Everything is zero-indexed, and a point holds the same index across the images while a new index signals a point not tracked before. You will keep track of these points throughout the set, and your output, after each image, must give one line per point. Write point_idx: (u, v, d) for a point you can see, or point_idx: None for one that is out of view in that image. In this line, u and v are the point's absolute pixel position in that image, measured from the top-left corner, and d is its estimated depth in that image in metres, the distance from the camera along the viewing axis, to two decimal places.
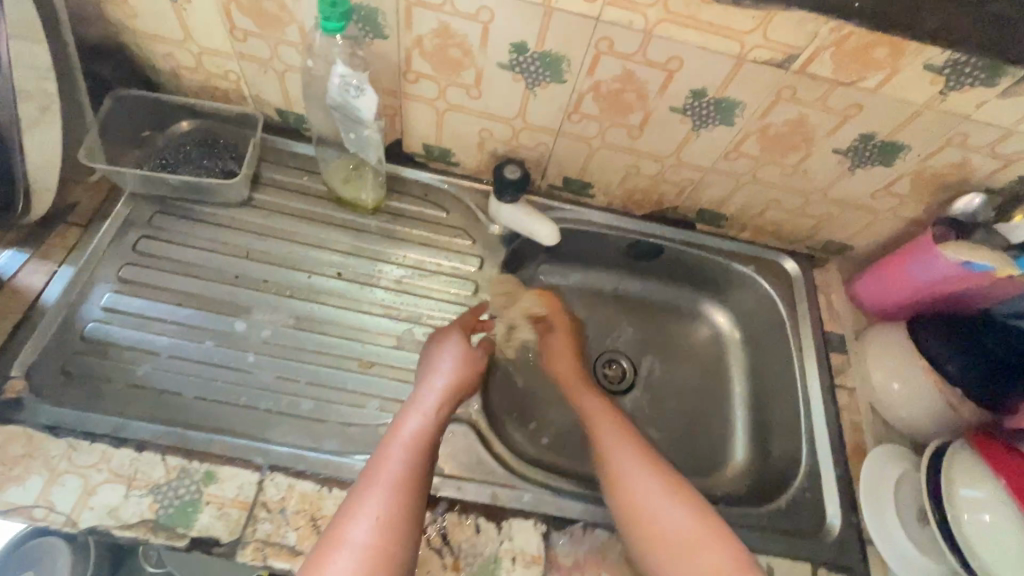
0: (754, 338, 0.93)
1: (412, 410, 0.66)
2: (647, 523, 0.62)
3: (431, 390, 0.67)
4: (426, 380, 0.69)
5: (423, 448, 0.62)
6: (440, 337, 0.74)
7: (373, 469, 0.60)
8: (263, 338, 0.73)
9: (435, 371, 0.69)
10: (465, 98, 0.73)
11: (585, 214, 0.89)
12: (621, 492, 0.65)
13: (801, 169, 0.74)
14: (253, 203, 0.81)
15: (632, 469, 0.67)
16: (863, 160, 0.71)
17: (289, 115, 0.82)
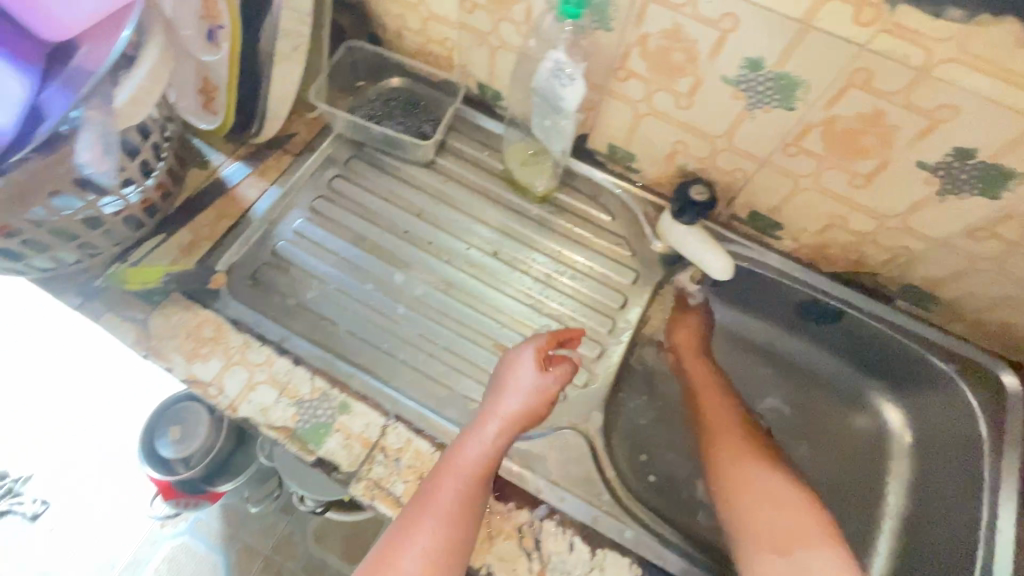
0: (929, 447, 0.79)
1: (470, 439, 0.60)
2: (755, 517, 0.63)
3: (489, 421, 0.61)
4: (488, 407, 0.63)
5: (480, 482, 0.58)
6: (510, 360, 0.66)
7: (428, 496, 0.56)
8: (416, 294, 0.77)
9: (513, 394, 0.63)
10: (671, 105, 0.68)
11: (764, 255, 0.80)
12: (739, 474, 0.67)
13: None
14: (436, 166, 0.85)
15: (744, 454, 0.69)
16: None
17: (487, 90, 0.84)
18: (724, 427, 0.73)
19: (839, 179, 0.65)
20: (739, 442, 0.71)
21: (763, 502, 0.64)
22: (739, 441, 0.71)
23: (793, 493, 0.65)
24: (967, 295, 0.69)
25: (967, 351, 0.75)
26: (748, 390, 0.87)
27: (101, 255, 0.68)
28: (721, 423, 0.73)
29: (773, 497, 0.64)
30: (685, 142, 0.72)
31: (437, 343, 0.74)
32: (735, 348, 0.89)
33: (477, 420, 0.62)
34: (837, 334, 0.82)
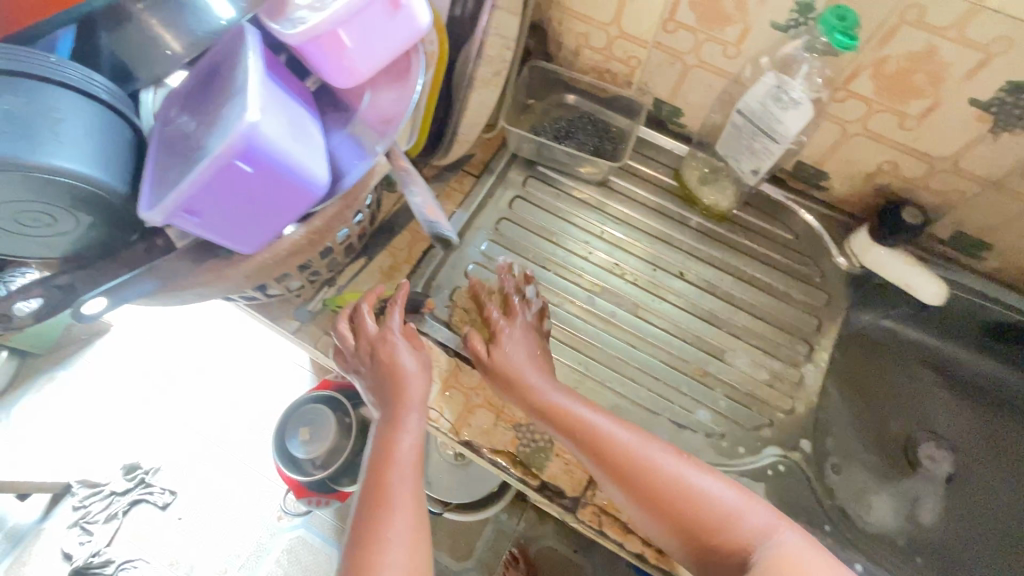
0: None
1: (389, 436, 0.59)
2: (662, 491, 0.53)
3: (412, 411, 0.60)
4: (400, 392, 0.61)
5: (411, 477, 0.57)
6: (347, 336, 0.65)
7: (383, 493, 0.55)
8: (605, 316, 0.77)
9: (400, 355, 0.63)
10: (894, 126, 0.66)
11: (966, 278, 0.76)
12: (672, 507, 0.53)
13: None
14: (608, 185, 0.85)
15: (664, 467, 0.55)
16: None
17: (664, 107, 0.83)
18: (613, 449, 0.56)
19: None
20: (649, 455, 0.55)
21: (759, 525, 0.51)
22: (649, 460, 0.55)
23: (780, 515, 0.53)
24: None
25: None
26: (928, 413, 0.82)
27: (319, 280, 0.70)
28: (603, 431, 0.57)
29: (752, 523, 0.51)
30: (897, 162, 0.70)
31: (632, 365, 0.74)
32: (922, 372, 0.83)
33: (391, 403, 0.61)
34: None
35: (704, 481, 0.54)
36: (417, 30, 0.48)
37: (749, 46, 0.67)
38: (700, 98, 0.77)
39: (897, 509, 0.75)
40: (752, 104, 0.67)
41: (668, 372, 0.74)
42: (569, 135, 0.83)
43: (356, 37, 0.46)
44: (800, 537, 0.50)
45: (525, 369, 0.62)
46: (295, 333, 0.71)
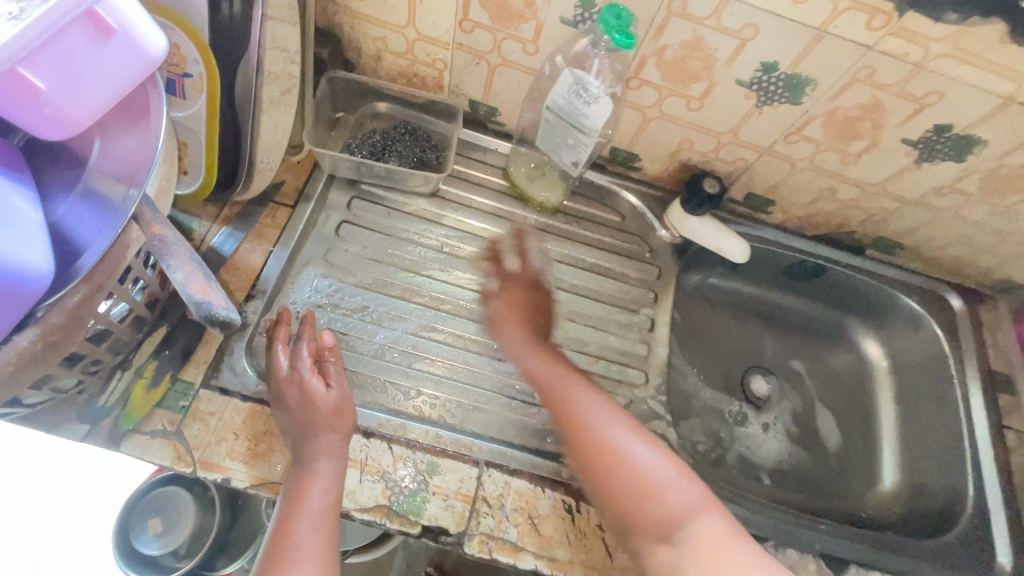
0: (905, 371, 0.92)
1: (300, 488, 0.54)
2: (613, 460, 0.58)
3: (324, 457, 0.56)
4: (319, 438, 0.56)
5: (325, 528, 0.53)
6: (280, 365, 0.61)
7: (282, 552, 0.51)
8: (457, 331, 0.74)
9: (323, 398, 0.59)
10: (682, 108, 0.71)
11: (759, 232, 0.88)
12: (603, 478, 0.58)
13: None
14: (440, 194, 0.82)
15: (613, 447, 0.59)
16: None
17: (481, 107, 0.81)
18: (569, 408, 0.63)
19: (832, 162, 0.73)
20: (601, 425, 0.61)
21: (685, 504, 0.56)
22: (593, 428, 0.61)
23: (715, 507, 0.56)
24: (926, 241, 0.83)
25: (921, 279, 0.90)
26: (754, 350, 0.96)
27: (104, 368, 0.56)
28: (562, 402, 0.64)
29: (682, 491, 0.57)
30: (692, 139, 0.76)
31: (495, 374, 0.73)
32: (742, 316, 0.97)
33: (308, 452, 0.56)
34: (820, 286, 0.93)
35: (638, 448, 0.59)
36: (147, 59, 0.38)
37: (545, 42, 0.68)
38: (512, 95, 0.77)
39: (741, 443, 0.88)
40: (559, 100, 0.68)
41: (531, 373, 0.74)
42: (388, 148, 0.78)
43: (51, 74, 0.36)
44: (719, 522, 0.55)
45: (314, 387, 0.59)
46: (84, 439, 0.57)
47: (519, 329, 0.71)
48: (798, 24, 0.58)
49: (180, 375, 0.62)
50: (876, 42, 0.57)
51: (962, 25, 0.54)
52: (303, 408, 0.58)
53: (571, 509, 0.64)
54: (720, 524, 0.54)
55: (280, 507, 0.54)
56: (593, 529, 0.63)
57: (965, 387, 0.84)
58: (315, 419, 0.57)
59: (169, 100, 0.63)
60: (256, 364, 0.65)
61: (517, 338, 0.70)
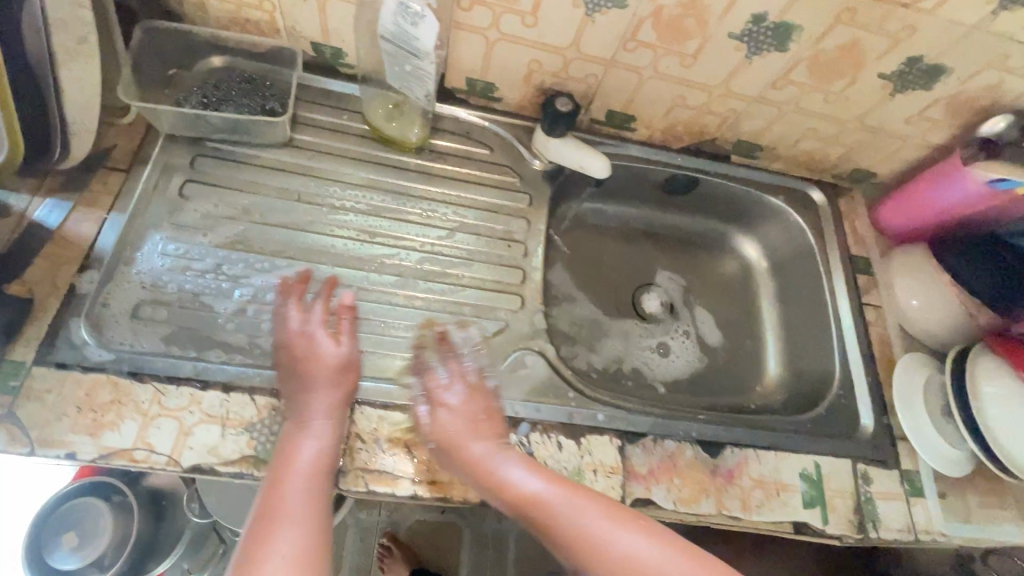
0: (779, 268, 0.98)
1: (294, 445, 0.57)
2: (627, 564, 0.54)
3: (320, 416, 0.59)
4: (315, 400, 0.59)
5: (315, 488, 0.55)
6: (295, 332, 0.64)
7: (273, 511, 0.53)
8: (324, 280, 0.72)
9: (330, 351, 0.62)
10: (519, 26, 0.71)
11: (626, 149, 0.90)
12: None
13: (857, 108, 0.79)
14: (295, 144, 0.79)
15: (568, 522, 0.56)
16: (912, 89, 0.74)
17: (324, 49, 0.78)
18: (549, 511, 0.57)
19: (672, 68, 0.75)
20: (588, 526, 0.56)
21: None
22: (566, 520, 0.56)
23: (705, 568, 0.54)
24: (777, 140, 0.87)
25: (783, 178, 0.95)
26: (640, 269, 0.99)
27: None
28: (592, 512, 0.56)
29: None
30: (537, 60, 0.76)
31: (367, 316, 0.71)
32: (627, 238, 0.99)
33: (319, 407, 0.59)
34: (695, 197, 0.96)
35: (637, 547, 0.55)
36: None
37: None
38: (351, 31, 0.74)
39: (633, 356, 0.92)
40: (390, 26, 0.66)
41: (406, 311, 0.73)
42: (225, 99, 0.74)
43: None
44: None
45: (322, 350, 0.62)
46: None
47: (536, 470, 0.59)
48: None
49: (7, 355, 0.57)
50: None
51: None
52: (339, 371, 0.62)
53: None
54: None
55: (271, 466, 0.56)
56: None
57: (826, 274, 0.90)
58: (314, 382, 0.60)
59: None
60: (99, 335, 0.61)
61: (466, 432, 0.61)
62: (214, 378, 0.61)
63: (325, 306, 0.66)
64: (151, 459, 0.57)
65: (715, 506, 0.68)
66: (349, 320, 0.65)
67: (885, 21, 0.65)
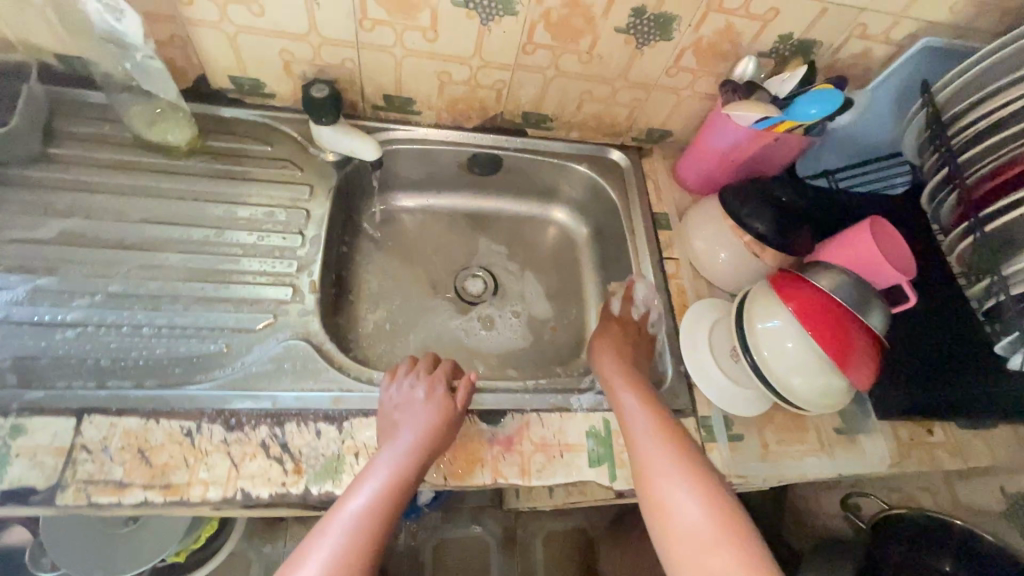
0: (599, 237, 0.98)
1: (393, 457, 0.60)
2: (648, 480, 0.61)
3: (405, 437, 0.62)
4: (414, 440, 0.62)
5: (390, 506, 0.57)
6: (402, 392, 0.67)
7: (338, 504, 0.57)
8: (67, 291, 0.68)
9: (396, 398, 0.66)
10: (249, 15, 0.71)
11: (418, 132, 0.90)
12: (671, 527, 0.57)
13: (614, 66, 0.80)
14: (50, 157, 0.76)
15: (639, 434, 0.65)
16: (653, 41, 0.76)
17: (71, 60, 0.76)
18: (640, 425, 0.66)
19: (420, 44, 0.76)
20: (643, 435, 0.65)
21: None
22: (642, 438, 0.64)
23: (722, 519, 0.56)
24: (561, 109, 0.88)
25: (588, 146, 0.95)
26: (465, 253, 0.99)
27: None
28: (646, 444, 0.63)
29: (728, 561, 0.53)
30: (287, 50, 0.76)
31: (117, 324, 0.67)
32: (447, 224, 1.00)
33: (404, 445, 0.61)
34: (506, 175, 0.97)
35: (682, 501, 0.58)
36: None
37: None
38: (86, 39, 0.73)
39: (456, 338, 0.90)
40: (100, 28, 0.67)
41: (164, 314, 0.69)
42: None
43: None
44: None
45: (418, 398, 0.66)
46: None
47: (614, 362, 0.74)
48: None
49: None
50: None
51: None
52: (439, 411, 0.65)
53: (189, 432, 0.61)
54: (735, 557, 0.53)
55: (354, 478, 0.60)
56: (216, 446, 0.61)
57: (630, 232, 0.91)
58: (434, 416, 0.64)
59: None
60: None
61: (614, 373, 0.73)
62: None
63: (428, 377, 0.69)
64: None
65: (491, 475, 0.66)
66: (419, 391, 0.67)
67: None
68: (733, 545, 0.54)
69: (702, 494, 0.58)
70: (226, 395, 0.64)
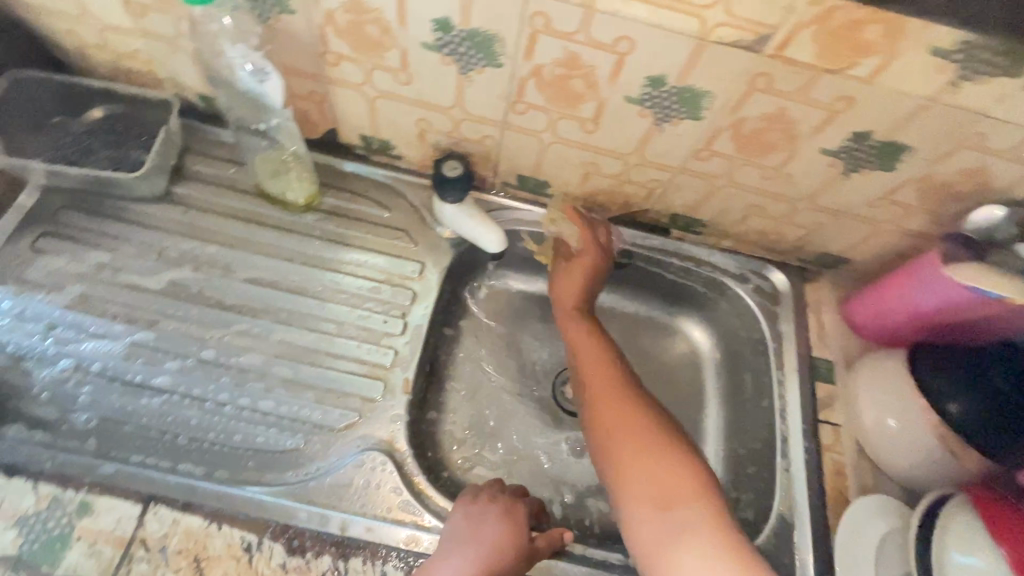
0: (731, 362, 0.83)
1: (486, 519, 0.58)
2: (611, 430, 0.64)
3: (473, 548, 0.55)
4: (480, 555, 0.55)
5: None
6: (477, 507, 0.59)
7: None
8: (160, 349, 0.65)
9: (473, 509, 0.59)
10: (393, 83, 0.63)
11: (547, 216, 0.79)
12: (638, 477, 0.58)
13: (803, 187, 0.65)
14: (174, 197, 0.74)
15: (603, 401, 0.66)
16: (867, 168, 0.60)
17: (212, 100, 0.74)
18: (600, 384, 0.68)
19: (573, 133, 0.65)
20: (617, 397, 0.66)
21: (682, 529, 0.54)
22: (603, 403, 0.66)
23: (688, 479, 0.57)
24: (719, 217, 0.74)
25: (734, 257, 0.81)
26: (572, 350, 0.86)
27: None
28: (612, 400, 0.66)
29: (683, 492, 0.56)
30: (426, 121, 0.68)
31: (204, 396, 0.63)
32: (556, 311, 0.88)
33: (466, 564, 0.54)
34: (634, 271, 0.84)
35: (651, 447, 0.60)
36: None
37: None
38: None
39: (550, 456, 0.78)
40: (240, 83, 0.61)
41: (250, 392, 0.65)
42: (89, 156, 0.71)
43: None
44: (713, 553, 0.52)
45: (489, 521, 0.58)
46: None
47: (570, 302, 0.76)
48: None
49: None
50: None
51: None
52: (512, 524, 0.58)
53: (249, 547, 0.55)
54: (683, 480, 0.57)
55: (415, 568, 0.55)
56: (272, 571, 0.54)
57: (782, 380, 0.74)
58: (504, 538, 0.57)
59: None
60: None
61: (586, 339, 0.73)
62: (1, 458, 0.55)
63: (504, 493, 0.62)
64: None
65: None
66: (494, 505, 0.60)
67: (812, 89, 0.53)
68: (701, 500, 0.56)
69: (669, 447, 0.60)
70: (292, 507, 0.58)
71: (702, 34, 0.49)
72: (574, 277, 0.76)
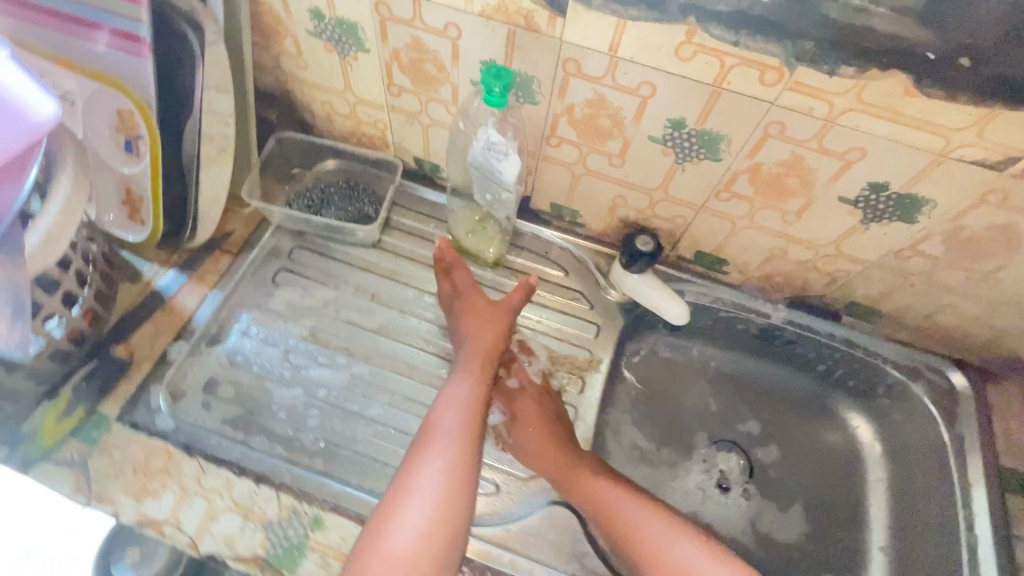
0: (898, 456, 0.81)
1: (465, 325, 0.73)
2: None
3: (461, 381, 0.67)
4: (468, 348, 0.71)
5: (462, 434, 0.63)
6: (454, 316, 0.75)
7: (427, 436, 0.62)
8: (373, 383, 0.72)
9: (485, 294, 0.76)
10: (605, 164, 0.70)
11: (713, 289, 0.84)
12: None
13: (1010, 291, 0.65)
14: (381, 246, 0.83)
15: (633, 527, 0.62)
16: None
17: (425, 163, 0.84)
18: (614, 498, 0.64)
19: (770, 221, 0.69)
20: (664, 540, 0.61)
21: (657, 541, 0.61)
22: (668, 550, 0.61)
23: (628, 495, 0.65)
24: (901, 309, 0.75)
25: (908, 350, 0.80)
26: (721, 422, 0.88)
27: (24, 397, 0.61)
28: (643, 533, 0.62)
29: None
30: (624, 198, 0.75)
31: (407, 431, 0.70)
32: (709, 380, 0.90)
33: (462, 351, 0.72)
34: (793, 351, 0.85)
35: None
36: (35, 121, 0.45)
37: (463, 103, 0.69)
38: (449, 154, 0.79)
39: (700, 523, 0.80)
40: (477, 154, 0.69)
41: None
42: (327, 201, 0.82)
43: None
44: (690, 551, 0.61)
45: (464, 323, 0.73)
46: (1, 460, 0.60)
47: (545, 435, 0.69)
48: (686, 87, 0.56)
49: (97, 408, 0.65)
50: (772, 102, 0.54)
51: (860, 83, 0.50)
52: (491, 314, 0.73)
53: None
54: None
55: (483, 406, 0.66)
56: None
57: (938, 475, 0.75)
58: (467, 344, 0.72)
59: (122, 157, 0.71)
60: (173, 404, 0.68)
61: (552, 446, 0.69)
62: (252, 467, 0.64)
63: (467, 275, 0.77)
64: (162, 526, 0.59)
65: None
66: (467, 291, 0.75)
67: None
68: (657, 513, 0.63)
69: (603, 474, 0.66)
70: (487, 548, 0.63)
71: (945, 151, 0.52)
72: (526, 418, 0.71)
